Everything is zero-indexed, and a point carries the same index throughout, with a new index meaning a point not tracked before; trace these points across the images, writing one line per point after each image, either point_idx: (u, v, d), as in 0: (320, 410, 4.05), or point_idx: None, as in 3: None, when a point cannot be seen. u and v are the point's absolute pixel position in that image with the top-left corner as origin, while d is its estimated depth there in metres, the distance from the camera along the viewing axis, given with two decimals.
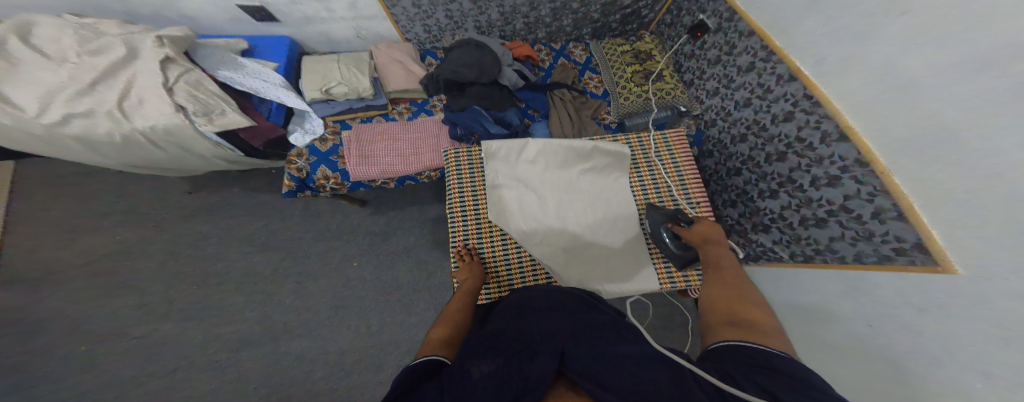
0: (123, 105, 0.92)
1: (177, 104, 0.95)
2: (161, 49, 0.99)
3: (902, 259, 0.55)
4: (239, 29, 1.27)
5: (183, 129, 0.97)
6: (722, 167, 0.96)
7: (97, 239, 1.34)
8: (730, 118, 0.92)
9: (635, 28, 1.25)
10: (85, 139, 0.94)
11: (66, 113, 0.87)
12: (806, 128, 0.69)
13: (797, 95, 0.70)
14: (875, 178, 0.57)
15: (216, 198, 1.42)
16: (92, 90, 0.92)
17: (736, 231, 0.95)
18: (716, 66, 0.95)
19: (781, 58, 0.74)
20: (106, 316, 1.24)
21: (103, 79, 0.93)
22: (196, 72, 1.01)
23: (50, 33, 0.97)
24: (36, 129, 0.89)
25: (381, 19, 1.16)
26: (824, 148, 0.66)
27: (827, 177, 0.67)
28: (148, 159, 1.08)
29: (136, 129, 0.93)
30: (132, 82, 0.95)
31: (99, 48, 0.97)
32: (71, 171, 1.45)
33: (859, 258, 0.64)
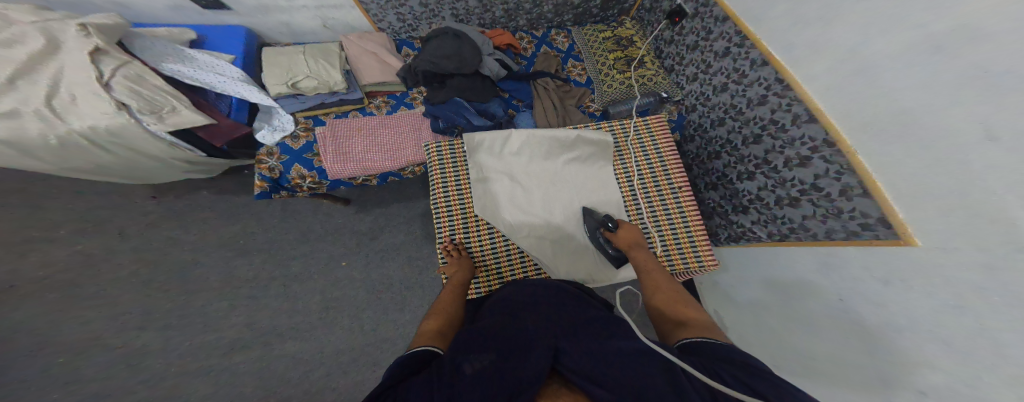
0: (52, 104, 0.83)
1: (119, 101, 0.86)
2: (92, 38, 0.88)
3: (868, 233, 0.60)
4: (189, 19, 1.15)
5: (129, 128, 0.89)
6: (703, 151, 1.00)
7: (51, 253, 1.23)
8: (710, 102, 0.95)
9: (615, 13, 1.24)
10: (12, 143, 0.84)
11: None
12: (779, 111, 0.73)
13: (769, 79, 0.74)
14: (844, 157, 0.60)
15: (184, 203, 1.33)
16: (11, 87, 0.81)
17: (717, 212, 1.00)
18: (694, 51, 0.98)
19: (753, 44, 0.77)
20: (69, 334, 1.15)
21: (24, 74, 0.83)
22: (135, 65, 0.91)
23: None
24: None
25: (349, 7, 1.09)
26: (795, 130, 0.70)
27: (799, 158, 0.71)
28: (93, 162, 0.99)
29: (72, 130, 0.85)
30: (60, 78, 0.85)
31: (10, 37, 0.85)
32: (10, 180, 1.30)
33: (831, 234, 0.68)
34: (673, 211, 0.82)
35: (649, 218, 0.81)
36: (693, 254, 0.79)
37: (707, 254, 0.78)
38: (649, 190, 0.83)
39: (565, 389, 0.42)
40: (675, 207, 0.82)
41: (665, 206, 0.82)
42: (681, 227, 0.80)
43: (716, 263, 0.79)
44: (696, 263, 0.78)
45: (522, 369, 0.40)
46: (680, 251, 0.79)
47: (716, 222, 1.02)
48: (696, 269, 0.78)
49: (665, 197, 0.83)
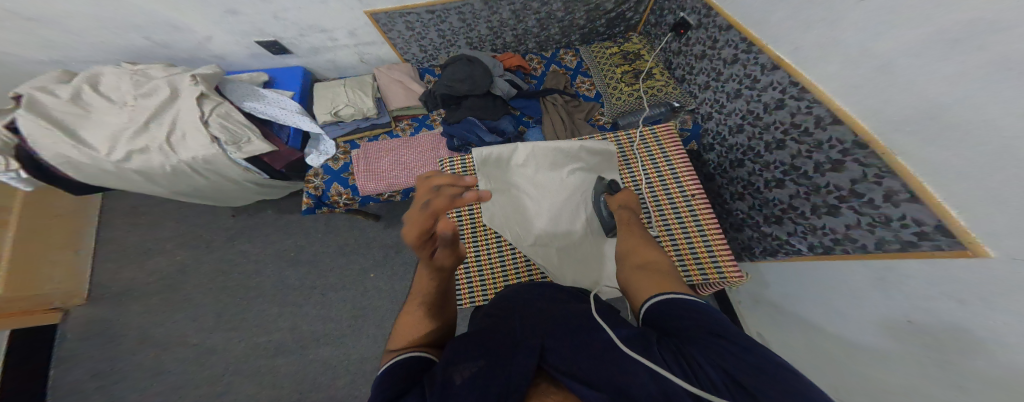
0: (170, 140, 1.04)
1: (212, 136, 1.05)
2: (198, 87, 1.08)
3: (926, 244, 0.51)
4: (260, 64, 1.38)
5: (218, 157, 1.07)
6: (724, 159, 0.96)
7: (156, 261, 1.49)
8: (725, 110, 0.92)
9: (623, 30, 1.26)
10: (144, 172, 1.08)
11: (128, 151, 1.01)
12: (799, 114, 0.70)
13: (783, 82, 0.73)
14: (879, 159, 0.55)
15: (250, 219, 1.54)
16: (146, 128, 1.04)
17: (748, 225, 0.93)
18: (702, 60, 0.98)
19: (760, 49, 0.77)
20: (160, 329, 1.36)
21: (153, 118, 1.04)
22: (226, 104, 1.10)
23: (111, 81, 1.11)
24: (109, 166, 1.04)
25: (379, 43, 1.24)
26: (820, 132, 0.66)
27: (830, 161, 0.66)
28: (194, 186, 1.20)
29: (181, 160, 1.06)
30: (177, 119, 1.06)
31: (149, 90, 1.09)
32: (129, 202, 1.62)
33: (880, 246, 0.60)
34: (686, 218, 0.77)
35: (660, 226, 0.78)
36: (712, 265, 0.72)
37: (730, 267, 0.70)
38: (659, 198, 0.81)
39: (556, 389, 0.39)
40: (689, 214, 0.77)
41: (678, 215, 0.78)
42: (696, 236, 0.75)
43: (743, 275, 0.70)
44: (716, 275, 0.71)
45: (509, 368, 0.39)
46: (696, 261, 0.73)
47: (748, 234, 0.94)
48: (718, 282, 0.70)
49: (677, 205, 0.79)
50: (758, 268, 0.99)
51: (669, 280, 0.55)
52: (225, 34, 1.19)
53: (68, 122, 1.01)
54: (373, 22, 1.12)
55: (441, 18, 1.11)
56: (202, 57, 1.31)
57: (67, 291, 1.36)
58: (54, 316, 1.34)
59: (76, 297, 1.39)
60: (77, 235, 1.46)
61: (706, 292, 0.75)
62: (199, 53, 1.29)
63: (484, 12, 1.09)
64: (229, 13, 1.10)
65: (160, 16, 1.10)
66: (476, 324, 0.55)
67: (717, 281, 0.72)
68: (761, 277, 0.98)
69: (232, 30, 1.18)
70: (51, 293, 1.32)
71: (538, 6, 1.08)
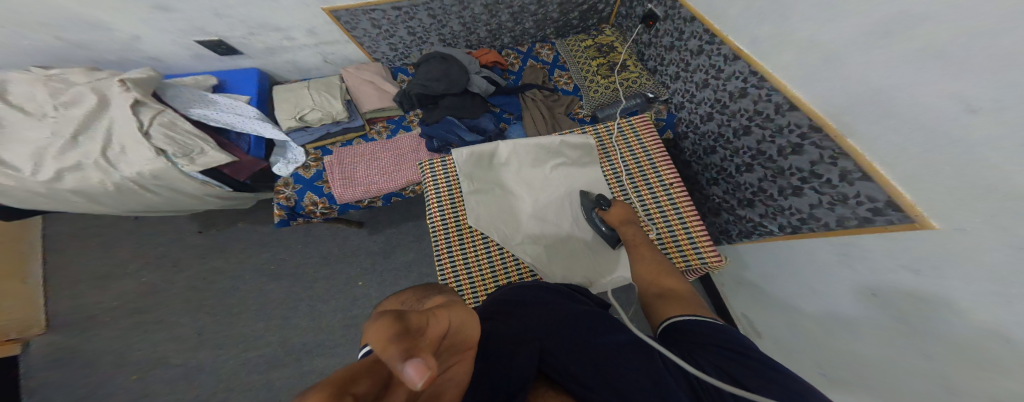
0: (106, 155, 0.94)
1: (158, 148, 0.95)
2: (130, 92, 0.97)
3: (880, 220, 0.57)
4: (208, 66, 1.26)
5: (168, 171, 0.98)
6: (699, 146, 1.01)
7: (113, 290, 1.35)
8: (695, 99, 0.96)
9: (595, 23, 1.26)
10: (82, 191, 0.97)
11: (59, 169, 0.90)
12: (761, 102, 0.74)
13: (744, 72, 0.76)
14: (834, 143, 0.61)
15: (216, 235, 1.43)
16: (74, 143, 0.92)
17: (724, 208, 0.99)
18: (671, 51, 1.00)
19: (722, 40, 0.81)
20: (126, 360, 1.24)
21: (83, 130, 0.93)
22: (169, 112, 1.00)
23: (24, 90, 0.97)
24: (36, 187, 0.92)
25: (344, 42, 1.16)
26: (781, 119, 0.71)
27: (791, 146, 0.71)
28: (145, 204, 1.09)
29: (125, 176, 0.96)
30: (112, 131, 0.95)
31: (72, 98, 0.97)
32: (69, 226, 1.45)
33: (842, 222, 0.66)
34: (667, 209, 0.81)
35: (643, 217, 0.81)
36: (694, 252, 0.76)
37: (709, 251, 0.75)
38: (642, 192, 0.83)
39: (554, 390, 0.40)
40: (670, 205, 0.81)
41: (659, 206, 0.81)
42: (678, 226, 0.78)
43: (721, 259, 0.75)
44: (699, 262, 0.75)
45: (506, 370, 0.40)
46: (680, 249, 0.77)
47: (725, 217, 1.00)
48: (700, 268, 0.74)
49: (658, 197, 0.82)
50: (739, 252, 1.05)
51: (692, 304, 0.58)
52: (155, 33, 1.07)
53: None
54: (334, 20, 1.05)
55: (409, 15, 1.06)
56: (131, 59, 1.18)
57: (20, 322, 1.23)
58: (12, 349, 1.20)
59: (34, 327, 1.25)
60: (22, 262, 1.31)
61: (690, 278, 0.79)
62: (128, 54, 1.16)
63: (454, 7, 1.05)
64: (161, 11, 0.99)
65: (76, 13, 0.98)
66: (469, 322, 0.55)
67: (700, 267, 0.76)
68: (741, 260, 1.05)
69: (170, 29, 1.06)
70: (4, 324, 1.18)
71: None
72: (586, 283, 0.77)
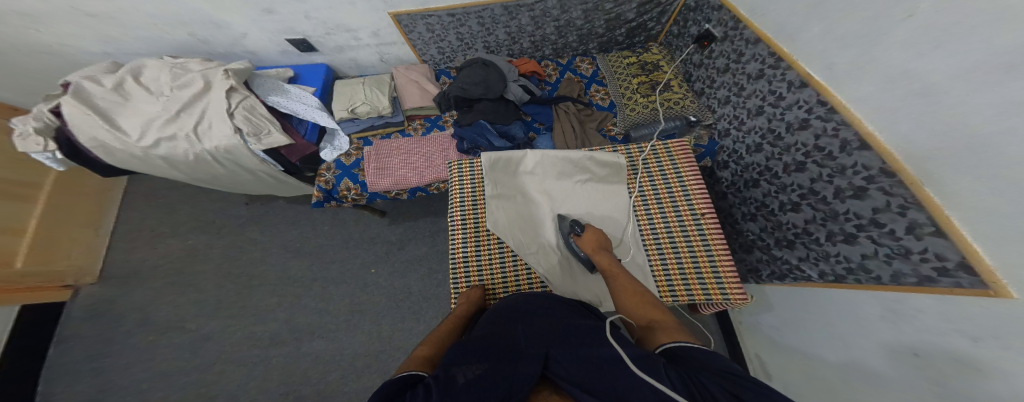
0: (196, 130, 1.08)
1: (237, 127, 1.08)
2: (228, 80, 1.11)
3: (947, 281, 0.51)
4: (288, 60, 1.43)
5: (239, 148, 1.10)
6: (739, 178, 0.96)
7: (170, 244, 1.52)
8: (744, 127, 0.92)
9: (642, 41, 1.27)
10: (169, 158, 1.12)
11: (157, 137, 1.05)
12: (825, 137, 0.68)
13: (810, 100, 0.71)
14: (906, 190, 0.54)
15: (262, 208, 1.57)
16: (177, 117, 1.08)
17: (758, 246, 0.93)
18: (725, 74, 0.97)
19: (789, 65, 0.76)
20: (167, 313, 1.38)
21: (185, 108, 1.09)
22: (252, 98, 1.13)
23: (152, 74, 1.15)
24: (136, 151, 1.09)
25: (400, 44, 1.27)
26: (845, 157, 0.65)
27: (852, 188, 0.65)
28: (212, 175, 1.23)
29: (205, 149, 1.09)
30: (206, 111, 1.09)
31: (185, 82, 1.12)
32: (146, 188, 1.66)
33: (898, 279, 0.59)
34: (694, 238, 0.77)
35: (665, 240, 0.78)
36: (717, 286, 0.72)
37: (735, 288, 0.71)
38: (667, 216, 0.80)
39: (557, 396, 0.41)
40: (697, 234, 0.77)
41: (686, 234, 0.78)
42: (703, 256, 0.75)
43: (747, 298, 0.71)
44: (720, 296, 0.71)
45: (512, 377, 0.40)
46: (701, 281, 0.73)
47: (758, 256, 0.94)
48: (721, 303, 0.71)
49: (686, 224, 0.79)
50: (764, 292, 0.99)
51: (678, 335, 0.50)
52: (261, 32, 1.24)
53: (109, 109, 1.07)
54: (395, 23, 1.16)
55: (461, 22, 1.14)
56: (236, 52, 1.36)
57: (79, 270, 1.41)
58: (62, 295, 1.37)
59: (87, 277, 1.43)
60: (101, 217, 1.52)
61: (710, 311, 0.76)
62: (234, 49, 1.34)
63: (502, 17, 1.12)
64: (267, 12, 1.14)
65: (207, 14, 1.16)
66: (481, 326, 0.57)
67: (721, 302, 0.73)
68: (766, 299, 0.98)
69: (268, 29, 1.23)
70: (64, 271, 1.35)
71: (558, 14, 1.10)
72: (595, 301, 0.77)
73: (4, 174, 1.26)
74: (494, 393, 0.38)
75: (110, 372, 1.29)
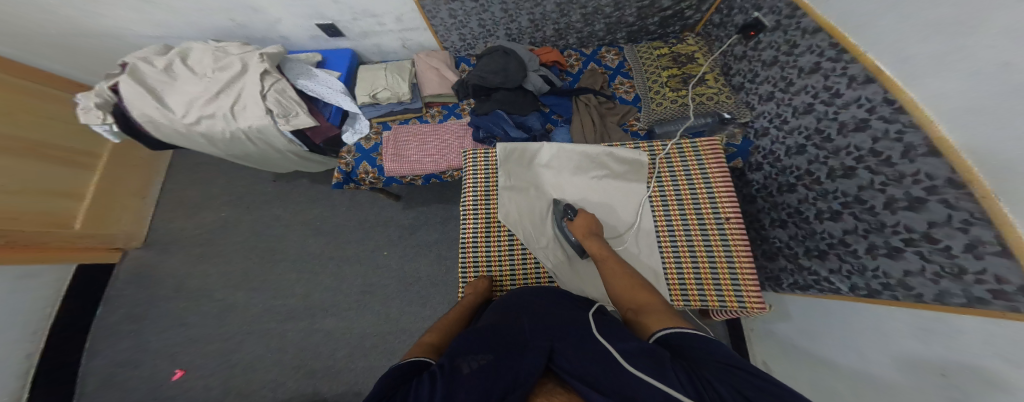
0: (233, 109, 1.13)
1: (268, 108, 1.12)
2: (263, 64, 1.15)
3: (1000, 303, 0.47)
4: (316, 46, 1.44)
5: (269, 128, 1.14)
6: (773, 182, 0.92)
7: (202, 217, 1.61)
8: (787, 126, 0.86)
9: (677, 30, 1.21)
10: (208, 136, 1.18)
11: (200, 116, 1.11)
12: (884, 141, 0.62)
13: (874, 98, 0.63)
14: (974, 203, 0.48)
15: (285, 187, 1.63)
16: (216, 98, 1.13)
17: (785, 255, 0.92)
18: (772, 67, 0.90)
19: (855, 58, 0.66)
20: (198, 282, 1.49)
21: (223, 89, 1.14)
22: (283, 81, 1.16)
23: (198, 56, 1.20)
24: (180, 128, 1.16)
25: (422, 29, 1.26)
26: (905, 165, 0.59)
27: (908, 199, 0.59)
28: (244, 152, 1.29)
29: (240, 127, 1.14)
30: (241, 92, 1.14)
31: (225, 64, 1.17)
32: (180, 163, 1.75)
33: (942, 298, 0.56)
34: (714, 241, 0.75)
35: (683, 245, 0.76)
36: (734, 293, 0.71)
37: (753, 297, 0.69)
38: (688, 219, 0.78)
39: (561, 388, 0.44)
40: (718, 239, 0.75)
41: (706, 237, 0.75)
42: (723, 263, 0.73)
43: (765, 308, 0.69)
44: (736, 304, 0.70)
45: (517, 367, 0.43)
46: (718, 287, 0.72)
47: (781, 264, 0.93)
48: (737, 311, 0.70)
49: (706, 227, 0.76)
50: (783, 300, 0.98)
51: (674, 317, 0.52)
52: (291, 17, 1.25)
53: (159, 88, 1.15)
54: (419, 8, 1.14)
55: (484, 8, 1.12)
56: (269, 37, 1.40)
57: (128, 234, 1.53)
58: (111, 257, 1.50)
59: (133, 241, 1.55)
60: (147, 184, 1.64)
61: (722, 317, 0.75)
62: (268, 33, 1.38)
63: (527, 4, 1.09)
64: None
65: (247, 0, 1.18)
66: (486, 316, 0.61)
67: (736, 310, 0.72)
68: (785, 308, 0.97)
69: (300, 14, 1.23)
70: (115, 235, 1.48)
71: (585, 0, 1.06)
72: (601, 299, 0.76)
73: (55, 142, 1.36)
74: (501, 380, 0.41)
75: (146, 335, 1.41)
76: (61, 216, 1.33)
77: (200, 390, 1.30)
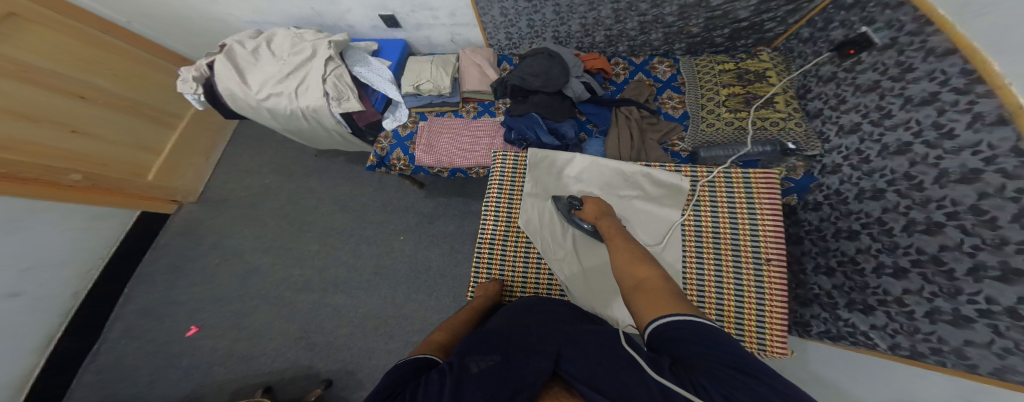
0: (297, 89, 1.21)
1: (325, 91, 1.19)
2: (330, 50, 1.22)
3: None
4: (375, 35, 1.50)
5: (322, 109, 1.21)
6: (831, 226, 0.78)
7: (248, 178, 1.75)
8: (868, 167, 0.71)
9: (749, 44, 1.09)
10: (274, 111, 1.27)
11: (270, 93, 1.21)
12: (991, 199, 0.49)
13: (1004, 145, 0.47)
14: None
15: (324, 161, 1.72)
16: (287, 78, 1.22)
17: (819, 302, 0.79)
18: (868, 94, 0.73)
19: (991, 88, 0.48)
20: (233, 237, 1.61)
21: (294, 71, 1.22)
22: (343, 68, 1.22)
23: (281, 41, 1.29)
24: (252, 102, 1.25)
25: (472, 26, 1.27)
26: (1014, 230, 0.46)
27: (1004, 268, 0.48)
28: (299, 129, 1.37)
29: (298, 106, 1.21)
30: (307, 76, 1.22)
31: (300, 50, 1.25)
32: (239, 127, 1.91)
33: (1001, 373, 0.48)
34: (746, 282, 0.68)
35: (709, 278, 0.70)
36: (755, 331, 0.66)
37: (776, 342, 0.65)
38: (722, 250, 0.71)
39: (566, 393, 0.44)
40: (752, 279, 0.68)
41: (738, 274, 0.69)
42: (751, 304, 0.67)
43: (786, 352, 0.65)
44: (755, 344, 0.66)
45: (522, 370, 0.44)
46: (739, 325, 0.67)
47: (814, 311, 0.80)
48: (754, 352, 0.66)
49: (741, 266, 0.69)
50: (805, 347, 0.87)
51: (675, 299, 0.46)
52: (360, 8, 1.32)
53: (244, 66, 1.26)
54: (472, 4, 1.15)
55: (536, 8, 1.11)
56: (336, 25, 1.46)
57: (188, 189, 1.69)
58: (168, 207, 1.65)
59: (190, 196, 1.70)
60: (213, 147, 1.80)
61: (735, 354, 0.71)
62: (337, 22, 1.44)
63: (581, 7, 1.07)
64: None
65: None
66: (497, 319, 0.62)
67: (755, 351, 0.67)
68: (803, 351, 0.87)
69: (366, 4, 1.29)
70: (177, 189, 1.64)
71: (646, 8, 1.02)
72: (614, 320, 0.70)
73: (152, 103, 1.58)
74: (509, 384, 0.42)
75: (183, 279, 1.54)
76: (140, 167, 1.53)
77: (218, 338, 1.40)
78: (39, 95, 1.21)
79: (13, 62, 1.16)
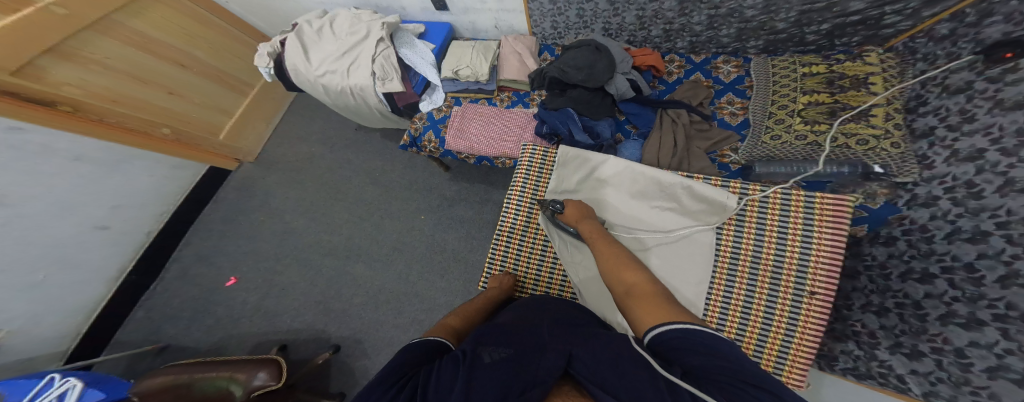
0: (349, 66, 1.25)
1: (373, 71, 1.21)
2: (381, 31, 1.23)
3: None
4: (423, 18, 1.49)
5: (366, 89, 1.24)
6: (905, 265, 0.65)
7: (292, 144, 1.86)
8: (980, 204, 0.54)
9: (854, 42, 0.91)
10: (327, 87, 1.32)
11: (326, 70, 1.27)
12: None
13: None
14: None
15: (363, 136, 1.78)
16: (343, 57, 1.26)
17: (857, 338, 0.70)
18: (1011, 111, 0.53)
19: None
20: (275, 198, 1.73)
21: (350, 50, 1.26)
22: (391, 49, 1.24)
23: (343, 22, 1.32)
24: (307, 77, 1.31)
25: (518, 12, 1.22)
26: None
27: None
28: (347, 105, 1.42)
29: (347, 83, 1.25)
30: (356, 58, 1.25)
31: (357, 30, 1.27)
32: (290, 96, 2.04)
33: None
34: (779, 312, 0.63)
35: (737, 300, 0.66)
36: (774, 358, 0.62)
37: (794, 373, 0.61)
38: (758, 273, 0.65)
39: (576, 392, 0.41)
40: (787, 308, 0.62)
41: (771, 302, 0.63)
42: (778, 332, 0.62)
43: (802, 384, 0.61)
44: (771, 369, 0.63)
45: (533, 365, 0.41)
46: (758, 349, 0.63)
47: (847, 347, 0.71)
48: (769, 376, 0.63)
49: (778, 295, 0.63)
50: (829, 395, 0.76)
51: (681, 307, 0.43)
52: None
53: (308, 42, 1.32)
54: None
55: None
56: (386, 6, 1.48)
57: (246, 150, 1.81)
58: (231, 165, 1.78)
59: (248, 156, 1.82)
60: (274, 113, 1.92)
61: None
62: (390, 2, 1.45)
63: None
64: None
65: None
66: (508, 313, 0.59)
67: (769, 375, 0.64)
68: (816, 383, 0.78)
69: None
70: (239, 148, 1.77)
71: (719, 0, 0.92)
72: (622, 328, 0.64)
73: (232, 72, 1.71)
74: (520, 378, 0.39)
75: (228, 230, 1.69)
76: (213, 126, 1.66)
77: (251, 287, 1.53)
78: (136, 55, 1.34)
79: (139, 35, 1.34)
